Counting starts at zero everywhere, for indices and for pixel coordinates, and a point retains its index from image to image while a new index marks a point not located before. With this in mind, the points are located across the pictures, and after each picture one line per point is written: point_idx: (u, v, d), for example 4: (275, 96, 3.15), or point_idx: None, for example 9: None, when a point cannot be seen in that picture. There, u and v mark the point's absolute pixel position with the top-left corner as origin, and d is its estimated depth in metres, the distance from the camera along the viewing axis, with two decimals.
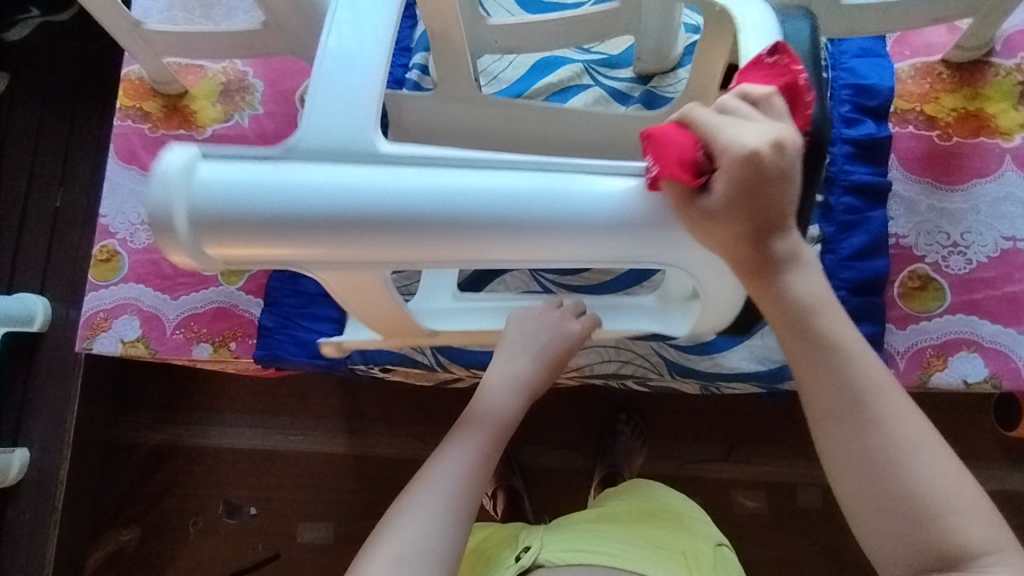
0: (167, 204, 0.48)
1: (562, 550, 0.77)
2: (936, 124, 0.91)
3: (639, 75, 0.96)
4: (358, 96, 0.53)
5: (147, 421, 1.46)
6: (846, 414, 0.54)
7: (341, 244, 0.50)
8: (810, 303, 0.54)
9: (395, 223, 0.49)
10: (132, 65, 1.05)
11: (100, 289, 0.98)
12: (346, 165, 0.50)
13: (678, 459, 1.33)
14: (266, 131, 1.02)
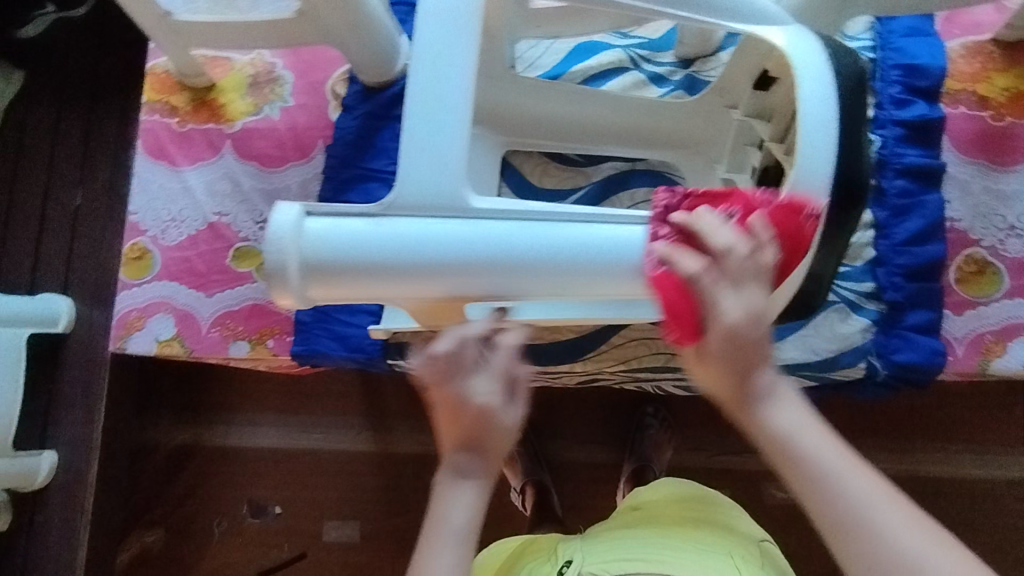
0: (283, 257, 0.54)
1: (603, 561, 0.74)
2: (988, 104, 0.88)
3: (680, 59, 0.93)
4: (446, 144, 0.57)
5: (167, 421, 1.43)
6: (852, 531, 0.54)
7: (440, 287, 0.56)
8: (790, 433, 0.56)
9: (487, 269, 0.55)
10: (158, 58, 1.02)
11: (133, 288, 0.97)
12: (441, 218, 0.56)
13: (709, 452, 1.31)
14: (297, 124, 1.00)
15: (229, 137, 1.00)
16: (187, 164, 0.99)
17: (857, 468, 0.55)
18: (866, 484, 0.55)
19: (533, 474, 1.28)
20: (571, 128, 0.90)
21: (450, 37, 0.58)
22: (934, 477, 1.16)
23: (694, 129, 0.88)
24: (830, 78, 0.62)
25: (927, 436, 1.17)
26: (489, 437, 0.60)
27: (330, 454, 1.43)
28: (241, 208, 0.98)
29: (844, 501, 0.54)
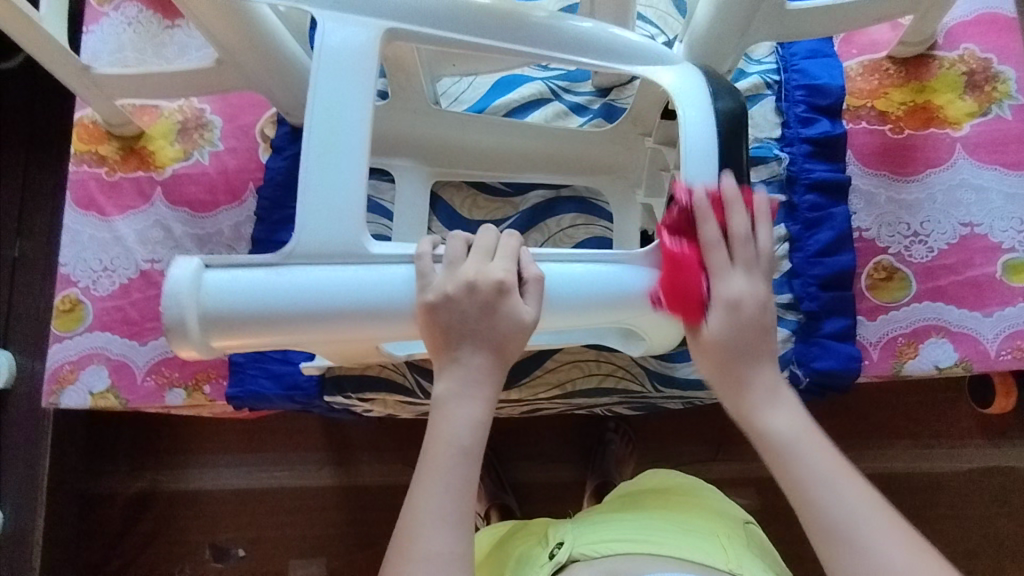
0: (182, 310, 0.57)
1: (596, 541, 0.73)
2: (888, 119, 0.93)
3: (597, 88, 0.97)
4: (338, 195, 0.61)
5: (124, 469, 1.40)
6: (832, 536, 0.58)
7: (331, 330, 0.60)
8: (748, 347, 0.65)
9: (380, 314, 0.60)
10: (85, 109, 1.03)
11: (64, 341, 0.96)
12: (341, 264, 0.61)
13: (667, 463, 1.33)
14: (227, 167, 1.00)
15: (159, 184, 1.00)
16: (118, 213, 1.00)
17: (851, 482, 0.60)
18: (854, 491, 0.59)
19: (497, 497, 1.28)
20: (494, 157, 0.94)
21: (341, 90, 0.62)
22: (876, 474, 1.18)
23: (613, 155, 0.91)
24: (704, 111, 0.66)
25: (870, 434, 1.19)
26: (509, 331, 0.60)
27: (287, 491, 1.41)
28: (173, 253, 0.98)
29: (835, 513, 0.58)
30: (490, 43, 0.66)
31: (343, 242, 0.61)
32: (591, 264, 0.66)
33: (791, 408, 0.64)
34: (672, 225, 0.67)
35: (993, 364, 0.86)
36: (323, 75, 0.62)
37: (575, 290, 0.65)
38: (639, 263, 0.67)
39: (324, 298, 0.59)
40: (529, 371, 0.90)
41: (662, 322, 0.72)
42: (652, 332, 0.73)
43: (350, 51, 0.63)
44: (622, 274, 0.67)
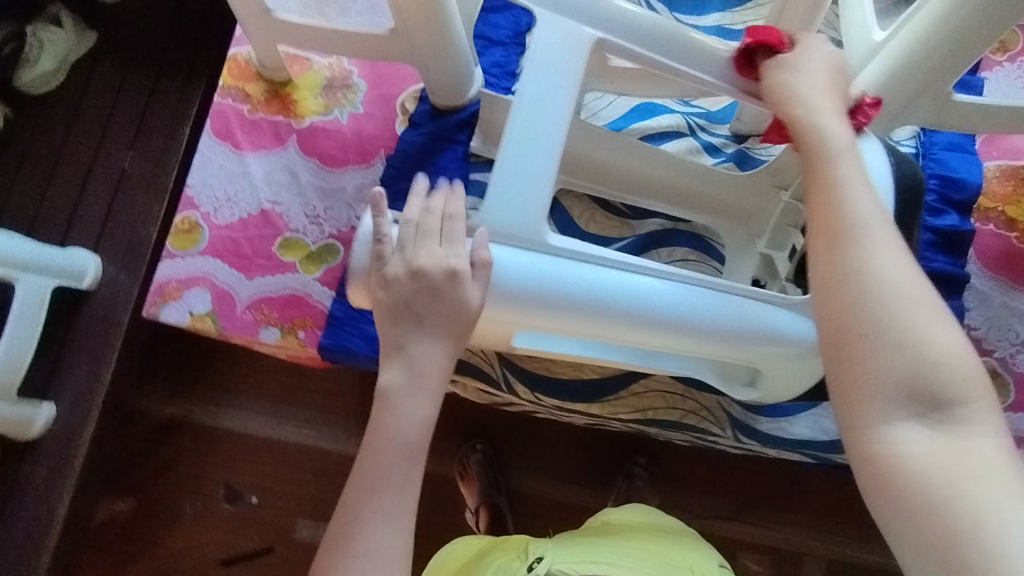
0: (365, 255, 0.65)
1: (574, 561, 0.74)
2: (1015, 226, 0.94)
3: (734, 134, 0.99)
4: (530, 182, 0.65)
5: (161, 391, 1.46)
6: (878, 334, 0.50)
7: (498, 307, 0.64)
8: (835, 152, 0.58)
9: (545, 303, 0.64)
10: (240, 47, 1.07)
11: (176, 258, 0.99)
12: (519, 248, 0.65)
13: (687, 511, 1.32)
14: (364, 131, 1.04)
15: (296, 132, 1.04)
16: (251, 150, 1.03)
17: (952, 451, 0.47)
18: (912, 285, 0.51)
19: (489, 496, 1.28)
20: (628, 180, 0.93)
21: (546, 91, 0.66)
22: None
23: (742, 201, 0.91)
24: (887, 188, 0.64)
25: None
26: None
27: (318, 450, 1.44)
28: (295, 200, 1.01)
29: (879, 306, 0.50)
30: (675, 67, 0.68)
31: (526, 229, 0.65)
32: (737, 301, 0.67)
33: (890, 348, 0.49)
34: None
35: None
36: (533, 78, 0.66)
37: (716, 322, 0.66)
38: (790, 310, 0.68)
39: (502, 276, 0.63)
40: (616, 389, 0.92)
41: (790, 368, 0.72)
42: (773, 375, 0.75)
43: (560, 61, 0.66)
44: (766, 312, 0.67)
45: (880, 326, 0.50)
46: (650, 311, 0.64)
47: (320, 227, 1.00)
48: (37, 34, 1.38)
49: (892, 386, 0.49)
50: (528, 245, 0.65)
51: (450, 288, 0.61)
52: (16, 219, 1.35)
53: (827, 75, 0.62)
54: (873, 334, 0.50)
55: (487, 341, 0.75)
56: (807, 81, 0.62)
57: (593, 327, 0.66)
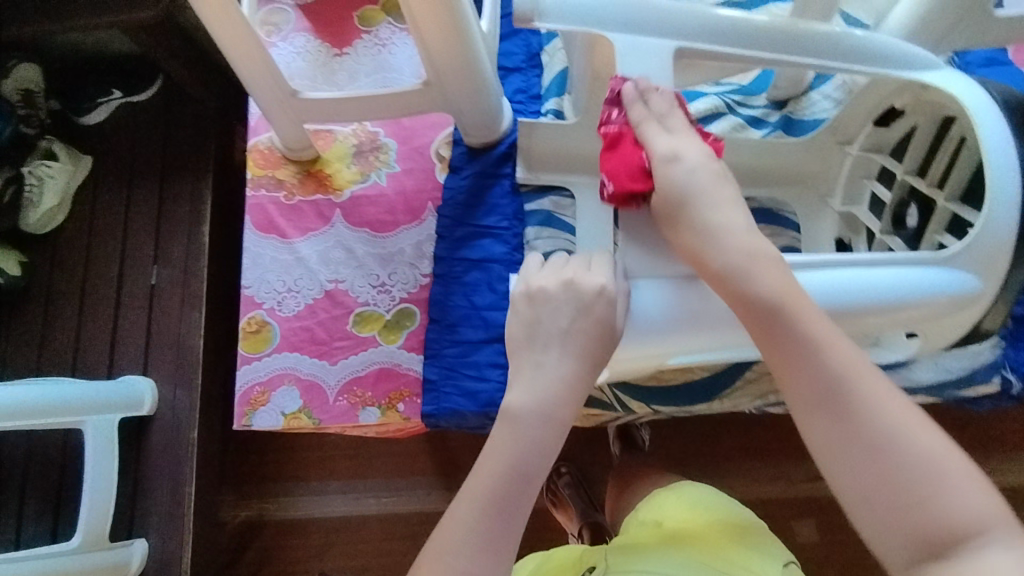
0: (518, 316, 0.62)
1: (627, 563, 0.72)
2: None
3: (772, 101, 0.99)
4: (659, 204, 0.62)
5: (231, 498, 1.42)
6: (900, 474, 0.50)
7: (671, 343, 0.62)
8: (780, 294, 0.55)
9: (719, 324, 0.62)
10: (259, 136, 1.05)
11: (253, 362, 0.96)
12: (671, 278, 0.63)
13: (789, 479, 1.27)
14: (406, 188, 1.02)
15: (339, 206, 1.02)
16: (299, 235, 1.01)
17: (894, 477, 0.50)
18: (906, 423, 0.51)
19: (589, 516, 1.22)
20: None
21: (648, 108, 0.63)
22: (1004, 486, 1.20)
23: (802, 165, 0.90)
24: (1002, 122, 0.64)
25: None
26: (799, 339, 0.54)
27: (405, 514, 1.40)
28: (357, 273, 0.99)
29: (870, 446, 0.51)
30: (747, 54, 0.68)
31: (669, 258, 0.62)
32: (894, 270, 0.62)
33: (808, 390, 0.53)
34: (983, 227, 0.62)
35: None
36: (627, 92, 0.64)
37: (882, 298, 0.61)
38: (947, 268, 0.63)
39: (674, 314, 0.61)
40: (731, 381, 0.89)
41: (943, 326, 0.67)
42: (930, 330, 0.68)
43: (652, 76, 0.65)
44: (927, 276, 0.62)
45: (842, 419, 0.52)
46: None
47: (389, 293, 0.98)
48: (34, 172, 1.33)
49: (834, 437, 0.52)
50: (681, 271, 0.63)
51: (608, 305, 0.58)
52: (58, 361, 1.32)
53: (716, 174, 0.59)
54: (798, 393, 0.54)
55: (636, 372, 0.72)
56: (719, 212, 0.57)
57: None
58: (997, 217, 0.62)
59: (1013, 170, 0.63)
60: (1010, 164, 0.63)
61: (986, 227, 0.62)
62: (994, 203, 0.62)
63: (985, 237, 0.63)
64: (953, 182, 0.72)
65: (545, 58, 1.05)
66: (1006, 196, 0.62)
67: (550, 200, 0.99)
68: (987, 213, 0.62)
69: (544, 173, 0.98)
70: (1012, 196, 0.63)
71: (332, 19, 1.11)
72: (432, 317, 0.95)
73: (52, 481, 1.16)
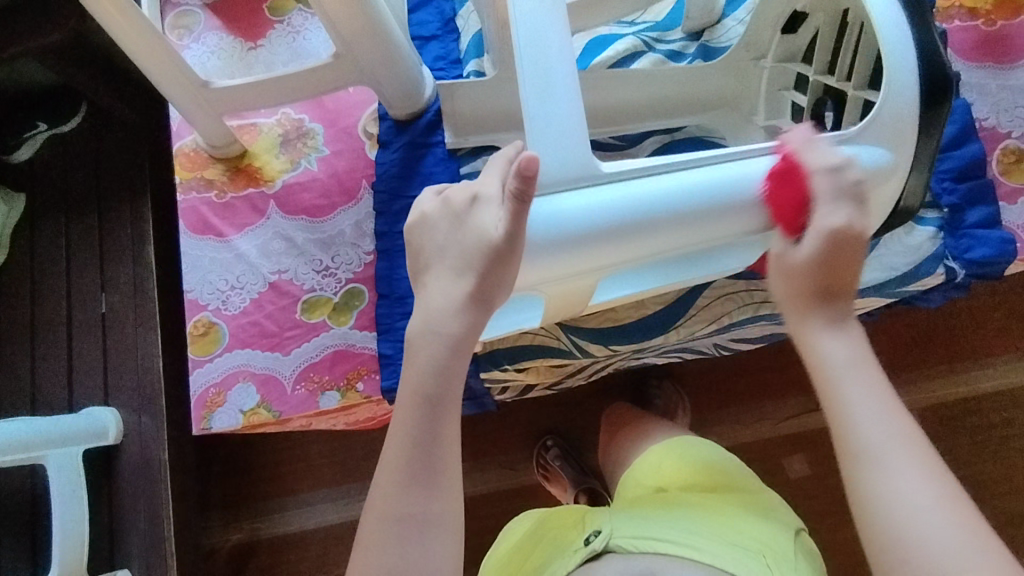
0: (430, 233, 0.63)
1: (635, 536, 0.71)
2: (978, 14, 0.94)
3: (688, 33, 0.99)
4: (563, 124, 0.61)
5: (219, 524, 1.40)
6: (866, 462, 0.54)
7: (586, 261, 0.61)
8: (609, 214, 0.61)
9: (631, 230, 0.60)
10: (184, 139, 1.04)
11: (205, 365, 0.94)
12: (582, 189, 0.60)
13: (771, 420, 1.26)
14: (338, 170, 1.01)
15: (272, 197, 1.00)
16: (236, 232, 0.99)
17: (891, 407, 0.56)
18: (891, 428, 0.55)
19: (583, 483, 1.20)
20: (611, 113, 0.93)
21: (540, 25, 0.62)
22: (965, 393, 1.23)
23: (724, 88, 0.90)
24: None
25: (967, 352, 1.24)
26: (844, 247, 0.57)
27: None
28: (299, 261, 0.97)
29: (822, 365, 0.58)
30: None
31: (578, 167, 0.60)
32: (815, 151, 0.61)
33: (850, 336, 0.59)
34: (885, 99, 0.61)
35: None
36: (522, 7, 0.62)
37: (791, 180, 0.62)
38: (862, 142, 0.62)
39: (585, 228, 0.60)
40: (684, 311, 0.89)
41: (869, 208, 0.65)
42: (862, 213, 0.66)
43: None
44: (843, 155, 0.61)
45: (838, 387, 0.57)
46: (670, 211, 0.61)
47: (334, 276, 0.96)
48: None
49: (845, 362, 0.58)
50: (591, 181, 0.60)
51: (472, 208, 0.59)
52: (16, 404, 1.28)
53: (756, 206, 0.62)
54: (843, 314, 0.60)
55: (568, 308, 0.71)
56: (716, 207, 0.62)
57: (675, 241, 0.63)
58: (898, 85, 0.62)
59: (908, 40, 0.62)
60: (903, 38, 0.62)
61: (887, 100, 0.61)
62: (891, 76, 0.61)
63: (890, 112, 0.62)
64: (860, 72, 0.72)
65: (459, 22, 1.06)
66: (901, 68, 0.62)
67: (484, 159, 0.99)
68: (887, 86, 0.61)
69: (473, 135, 0.97)
70: (907, 69, 0.62)
71: (242, 14, 1.09)
72: (380, 293, 0.93)
73: (20, 524, 1.12)
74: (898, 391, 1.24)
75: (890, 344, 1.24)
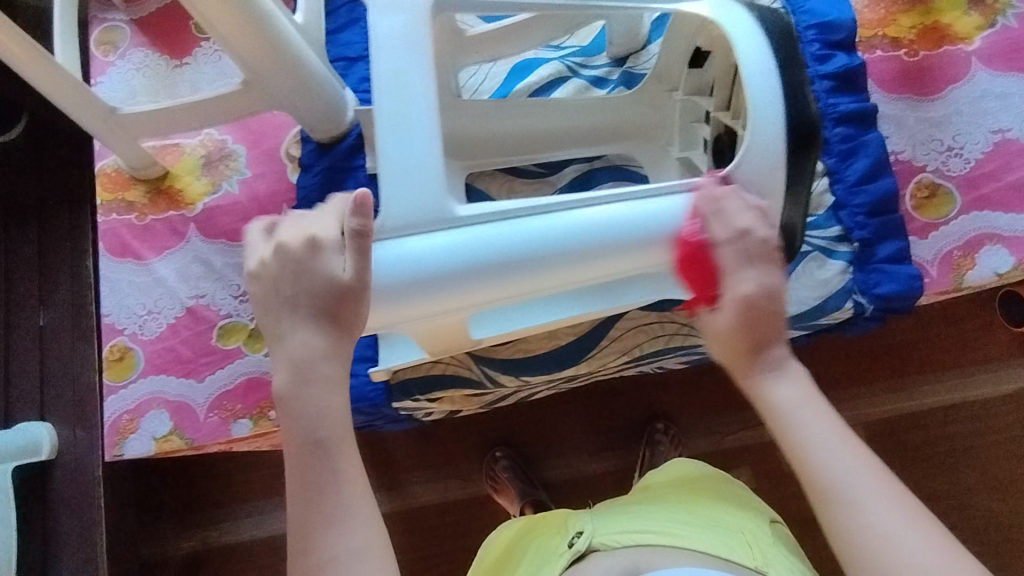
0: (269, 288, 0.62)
1: (617, 532, 0.74)
2: (901, 44, 0.93)
3: (613, 58, 0.98)
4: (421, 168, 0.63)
5: (172, 530, 1.30)
6: (833, 498, 0.59)
7: (444, 301, 0.62)
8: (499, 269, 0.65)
9: (492, 270, 0.62)
10: (105, 158, 1.02)
11: (119, 391, 0.94)
12: (434, 232, 0.63)
13: (720, 433, 1.27)
14: (258, 193, 1.00)
15: (192, 220, 0.99)
16: (155, 255, 0.99)
17: (853, 449, 0.61)
18: (855, 462, 0.60)
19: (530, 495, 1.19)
20: (531, 141, 0.91)
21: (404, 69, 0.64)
22: (906, 409, 1.24)
23: (640, 118, 0.90)
24: (760, 43, 0.67)
25: (910, 370, 1.25)
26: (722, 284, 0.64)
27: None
28: (217, 285, 0.97)
29: (785, 419, 0.63)
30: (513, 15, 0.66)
31: (433, 210, 0.63)
32: (677, 197, 0.67)
33: (796, 377, 0.65)
34: (750, 146, 0.66)
35: None
36: (387, 49, 0.63)
37: (659, 223, 0.66)
38: None
39: (443, 267, 0.62)
40: (596, 342, 0.90)
41: None
42: None
43: (406, 35, 0.64)
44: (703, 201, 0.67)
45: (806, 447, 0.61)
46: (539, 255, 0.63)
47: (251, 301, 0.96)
48: None
49: (818, 413, 0.63)
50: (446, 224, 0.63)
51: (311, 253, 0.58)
52: None
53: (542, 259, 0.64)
54: (785, 360, 0.65)
55: (445, 340, 0.74)
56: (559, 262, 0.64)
57: (545, 281, 0.65)
58: (762, 132, 0.66)
59: (775, 90, 0.67)
60: (768, 86, 0.66)
61: (750, 150, 0.66)
62: (757, 126, 0.66)
63: (753, 159, 0.66)
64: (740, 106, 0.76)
65: None
66: (766, 114, 0.66)
67: None
68: (752, 135, 0.66)
69: None
70: (773, 116, 0.66)
71: (169, 31, 1.08)
72: None
73: None
74: (843, 406, 1.25)
75: (835, 362, 1.25)
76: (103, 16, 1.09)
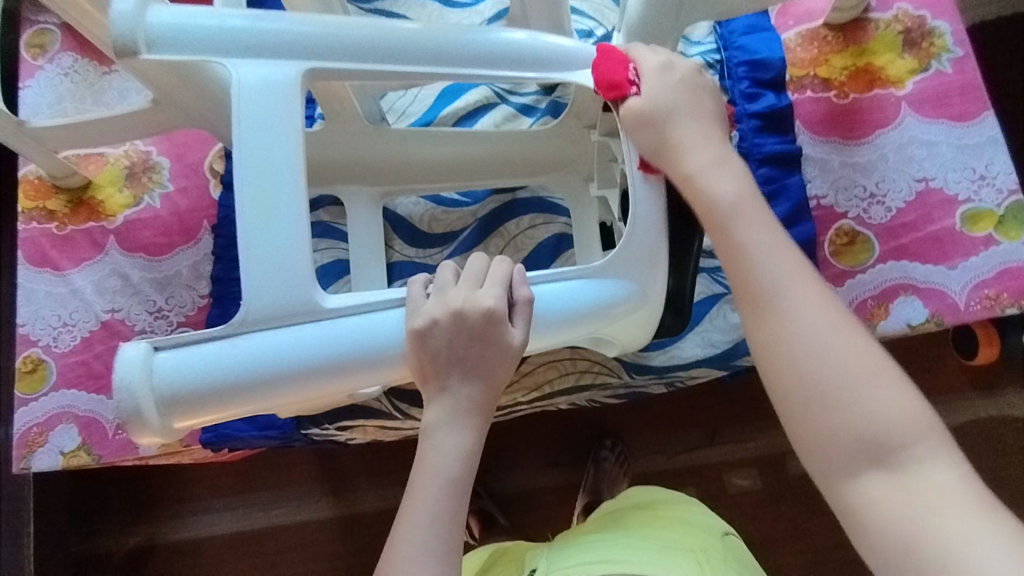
0: (134, 397, 0.54)
1: (568, 564, 0.68)
2: (831, 85, 0.92)
3: (543, 87, 0.97)
4: (279, 235, 0.58)
5: (117, 524, 1.21)
6: (850, 430, 0.53)
7: (311, 395, 0.58)
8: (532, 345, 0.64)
9: (360, 363, 0.58)
10: (29, 165, 1.01)
11: (30, 404, 0.93)
12: (297, 324, 0.57)
13: (666, 453, 1.21)
14: (180, 208, 0.99)
15: (112, 233, 0.98)
16: (73, 267, 0.97)
17: (866, 361, 0.54)
18: (867, 370, 0.53)
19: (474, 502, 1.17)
20: (450, 166, 0.88)
21: (269, 111, 0.59)
22: None
23: (561, 152, 0.88)
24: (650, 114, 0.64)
25: None
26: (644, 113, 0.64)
27: (292, 527, 1.20)
28: (133, 300, 0.96)
29: (797, 349, 0.55)
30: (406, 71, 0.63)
31: (294, 298, 0.57)
32: (574, 283, 0.63)
33: (782, 259, 0.59)
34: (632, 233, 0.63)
35: (964, 317, 0.85)
36: (250, 93, 0.59)
37: (553, 316, 0.62)
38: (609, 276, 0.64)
39: (307, 363, 0.56)
40: None
41: (631, 324, 0.69)
42: (625, 327, 0.69)
43: (274, 79, 0.59)
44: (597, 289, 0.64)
45: (813, 376, 0.54)
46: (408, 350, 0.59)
47: (166, 318, 0.96)
48: None
49: (820, 323, 0.55)
50: (309, 317, 0.58)
51: (495, 325, 0.58)
52: None
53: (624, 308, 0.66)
54: (753, 243, 0.60)
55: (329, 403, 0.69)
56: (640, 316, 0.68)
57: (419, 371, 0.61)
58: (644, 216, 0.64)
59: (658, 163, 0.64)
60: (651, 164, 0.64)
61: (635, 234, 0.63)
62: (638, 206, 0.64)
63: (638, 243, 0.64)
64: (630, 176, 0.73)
65: None
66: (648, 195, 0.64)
67: (325, 211, 0.93)
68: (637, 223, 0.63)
69: None
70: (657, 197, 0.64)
71: None
72: None
73: None
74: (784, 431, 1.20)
75: None
76: (34, 18, 1.07)
